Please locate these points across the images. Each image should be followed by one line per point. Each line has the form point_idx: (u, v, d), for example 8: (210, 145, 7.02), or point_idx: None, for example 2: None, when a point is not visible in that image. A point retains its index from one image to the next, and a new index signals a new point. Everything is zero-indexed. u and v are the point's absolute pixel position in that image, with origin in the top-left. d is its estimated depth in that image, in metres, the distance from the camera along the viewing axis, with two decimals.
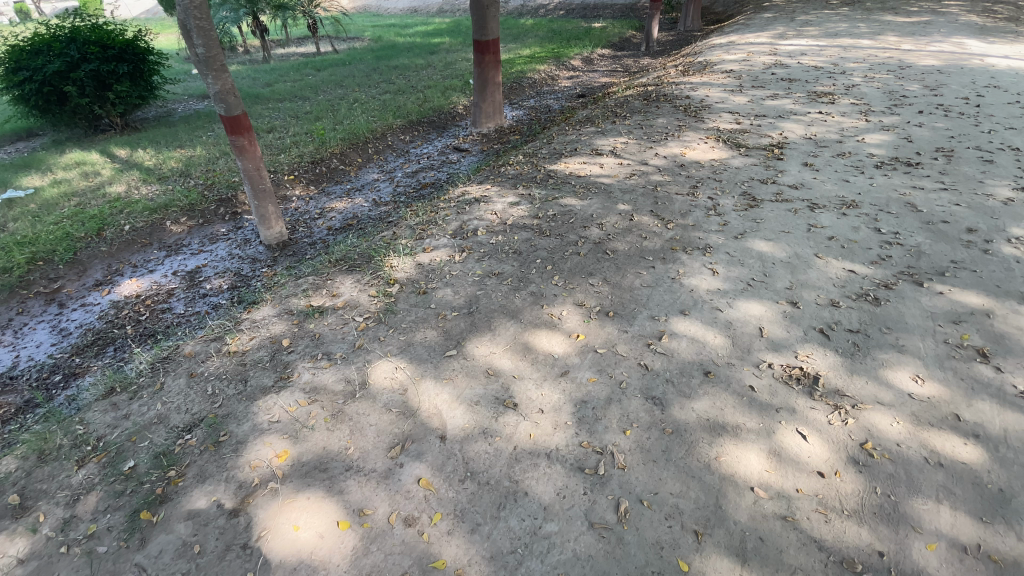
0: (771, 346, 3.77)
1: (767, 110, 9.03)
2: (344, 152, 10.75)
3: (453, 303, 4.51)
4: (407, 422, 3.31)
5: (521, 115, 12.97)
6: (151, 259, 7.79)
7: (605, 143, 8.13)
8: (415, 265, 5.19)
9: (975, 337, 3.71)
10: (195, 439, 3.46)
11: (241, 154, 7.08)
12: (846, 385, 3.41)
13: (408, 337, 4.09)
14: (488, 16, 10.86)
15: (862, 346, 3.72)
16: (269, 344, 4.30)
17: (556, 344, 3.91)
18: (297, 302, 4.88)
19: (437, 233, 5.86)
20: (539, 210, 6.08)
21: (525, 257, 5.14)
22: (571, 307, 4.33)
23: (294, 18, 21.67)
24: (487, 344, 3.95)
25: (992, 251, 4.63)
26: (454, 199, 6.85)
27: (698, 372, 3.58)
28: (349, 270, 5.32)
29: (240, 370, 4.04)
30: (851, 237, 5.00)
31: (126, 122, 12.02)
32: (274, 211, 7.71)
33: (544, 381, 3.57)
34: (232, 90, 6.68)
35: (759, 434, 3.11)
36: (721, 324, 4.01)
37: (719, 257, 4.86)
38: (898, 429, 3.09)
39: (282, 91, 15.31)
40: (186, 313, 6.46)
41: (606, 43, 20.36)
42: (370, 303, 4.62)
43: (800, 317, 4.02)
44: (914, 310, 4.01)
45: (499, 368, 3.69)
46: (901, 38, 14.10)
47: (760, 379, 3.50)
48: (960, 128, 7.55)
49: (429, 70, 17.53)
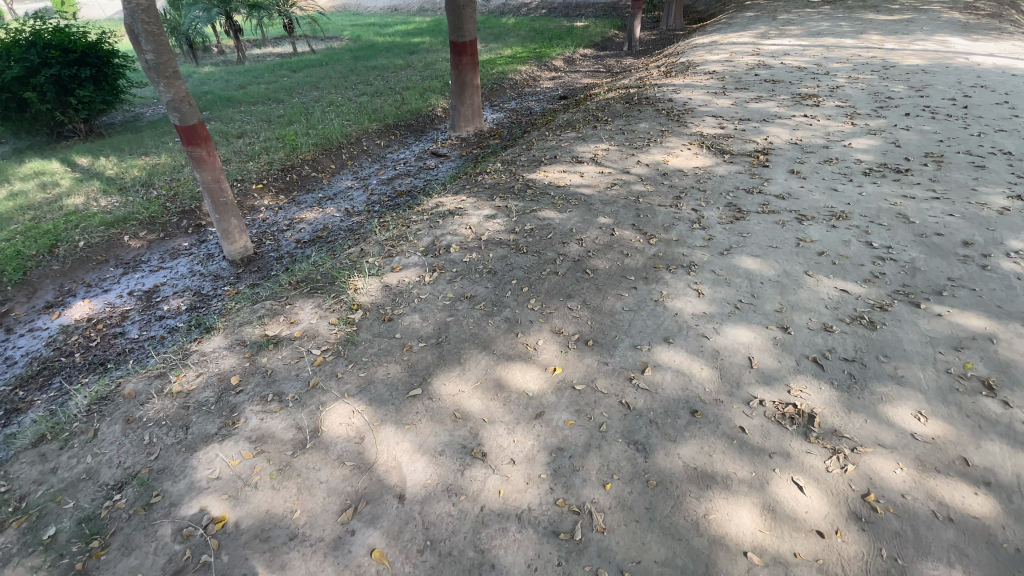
0: (761, 379, 3.49)
1: (752, 113, 8.80)
2: (317, 158, 10.32)
3: (420, 332, 4.15)
4: (362, 478, 2.97)
5: (501, 118, 12.63)
6: (107, 277, 7.30)
7: (586, 150, 7.83)
8: (382, 287, 4.83)
9: (979, 366, 3.47)
10: (125, 500, 3.08)
11: (199, 165, 6.63)
12: (844, 425, 3.14)
13: (369, 374, 3.74)
14: (464, 16, 10.47)
15: (860, 377, 3.45)
16: (216, 383, 3.93)
17: (530, 379, 3.58)
18: (252, 331, 4.50)
19: (407, 250, 5.50)
20: (516, 224, 5.76)
21: (500, 278, 4.81)
22: (548, 335, 4.01)
23: (269, 18, 21.08)
24: (455, 380, 3.61)
25: (991, 266, 4.41)
26: (428, 211, 6.49)
27: (684, 411, 3.27)
28: (311, 294, 4.94)
29: (182, 415, 3.66)
30: (842, 253, 4.75)
31: (90, 128, 11.45)
32: (237, 224, 7.27)
33: (517, 425, 3.24)
34: (187, 97, 6.23)
35: (751, 485, 2.82)
36: (707, 353, 3.72)
37: (704, 276, 4.58)
38: (903, 477, 2.84)
39: (255, 94, 14.78)
40: (140, 338, 6.01)
41: (588, 43, 20.10)
42: (330, 333, 4.26)
43: (792, 345, 3.75)
44: (912, 335, 3.77)
45: (467, 410, 3.36)
46: (883, 37, 13.99)
47: (751, 419, 3.21)
48: (949, 130, 7.38)
49: (408, 71, 17.08)
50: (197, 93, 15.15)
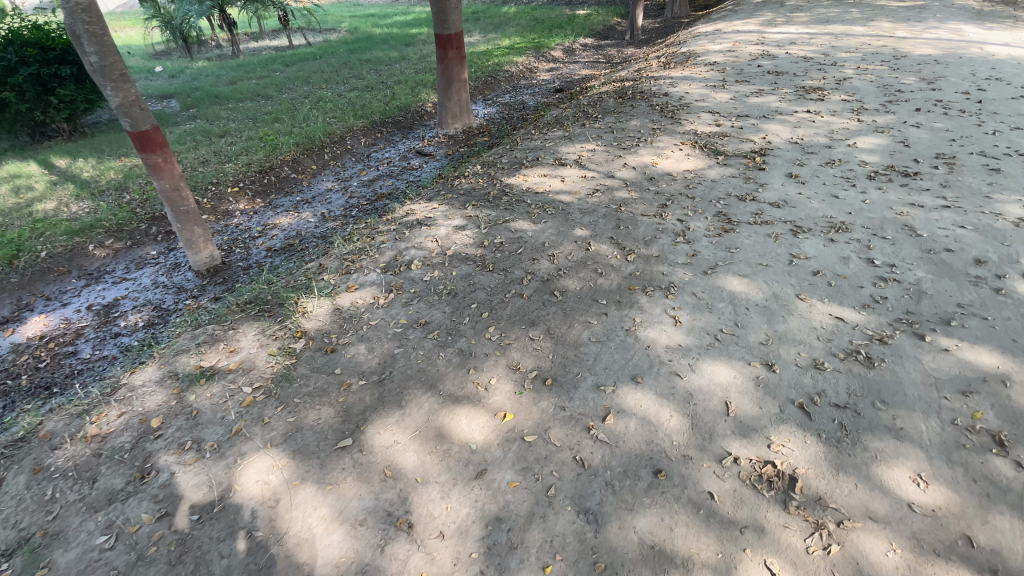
0: (738, 430, 3.05)
1: (751, 109, 8.25)
2: (297, 159, 9.92)
3: (364, 366, 3.74)
4: (268, 554, 2.62)
5: (492, 113, 12.15)
6: (68, 290, 6.98)
7: (571, 150, 7.34)
8: (332, 310, 4.43)
9: (991, 417, 2.99)
10: (10, 572, 2.75)
11: (155, 173, 6.23)
12: (831, 491, 2.70)
13: (299, 419, 3.35)
14: (449, 8, 9.93)
15: (852, 429, 3.00)
16: (136, 425, 3.57)
17: (476, 429, 3.16)
18: (187, 362, 4.13)
19: (367, 266, 5.09)
20: (485, 237, 5.33)
21: (460, 300, 4.39)
22: (503, 372, 3.58)
23: (263, 10, 20.56)
24: (391, 428, 3.20)
25: (1006, 290, 3.90)
26: (397, 220, 6.07)
27: (646, 471, 2.84)
28: (257, 317, 4.56)
29: (92, 465, 3.31)
30: (839, 272, 4.26)
31: (74, 128, 11.06)
32: (202, 233, 6.90)
33: (453, 487, 2.83)
34: (138, 101, 5.82)
35: (715, 571, 2.40)
36: (679, 396, 3.27)
37: (683, 300, 4.12)
38: (895, 561, 2.40)
39: (244, 89, 14.37)
40: (91, 359, 5.70)
41: (589, 32, 19.44)
42: (266, 366, 3.88)
43: (776, 387, 3.29)
44: (915, 375, 3.29)
45: (399, 468, 2.96)
46: (895, 24, 13.24)
47: (722, 482, 2.77)
48: (962, 128, 6.79)
49: (402, 64, 16.56)
50: (186, 89, 14.74)
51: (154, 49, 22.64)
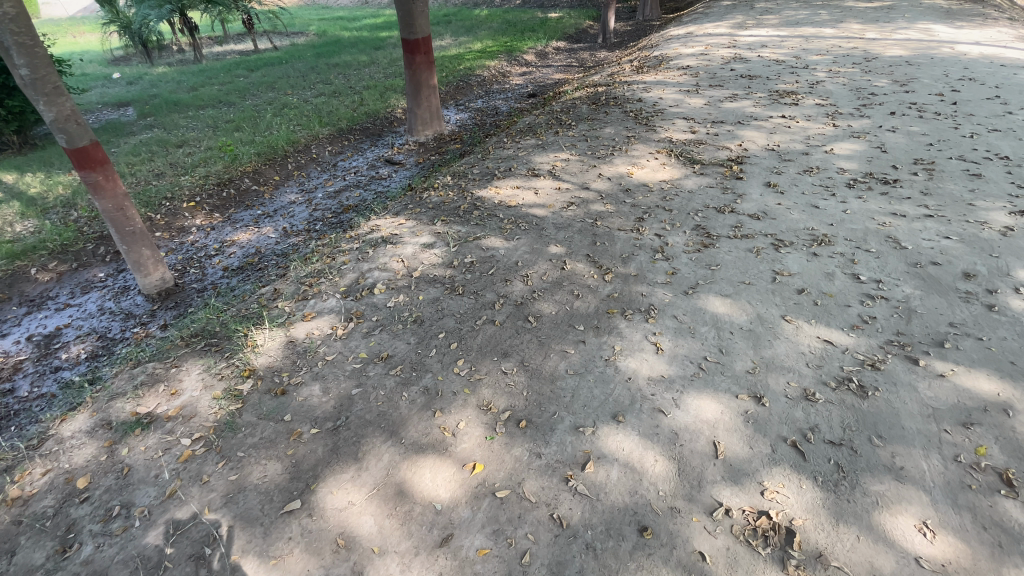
0: (728, 475, 2.79)
1: (726, 114, 8.11)
2: (258, 170, 9.43)
3: (318, 410, 3.39)
4: None
5: (464, 119, 11.83)
6: (6, 319, 6.37)
7: (544, 160, 7.08)
8: (285, 343, 4.05)
9: (995, 452, 2.80)
10: None
11: (96, 192, 5.73)
12: (831, 545, 2.46)
13: (242, 477, 2.99)
14: (415, 12, 9.55)
15: (850, 470, 2.77)
16: (61, 485, 3.14)
17: (441, 484, 2.84)
18: (122, 407, 3.67)
19: (326, 290, 4.71)
20: (454, 256, 5.01)
21: (426, 329, 4.05)
22: (473, 413, 3.27)
23: (227, 14, 19.86)
24: (346, 487, 2.87)
25: (998, 306, 3.76)
26: (361, 237, 5.70)
27: (631, 529, 2.56)
28: (203, 352, 4.15)
29: (7, 536, 2.87)
30: (825, 289, 4.07)
31: (24, 140, 10.38)
32: (151, 254, 6.40)
33: (414, 557, 2.51)
34: (74, 115, 5.32)
35: None
36: (664, 437, 3.01)
37: (664, 324, 3.87)
38: None
39: (205, 96, 13.74)
40: (28, 398, 5.16)
41: (562, 35, 19.29)
42: (209, 412, 3.48)
43: (766, 423, 3.05)
44: (912, 406, 3.08)
45: (354, 536, 2.62)
46: (864, 26, 13.35)
47: (714, 539, 2.51)
48: (938, 132, 6.74)
49: (371, 69, 16.09)
50: (143, 97, 14.02)
51: (112, 54, 21.70)
